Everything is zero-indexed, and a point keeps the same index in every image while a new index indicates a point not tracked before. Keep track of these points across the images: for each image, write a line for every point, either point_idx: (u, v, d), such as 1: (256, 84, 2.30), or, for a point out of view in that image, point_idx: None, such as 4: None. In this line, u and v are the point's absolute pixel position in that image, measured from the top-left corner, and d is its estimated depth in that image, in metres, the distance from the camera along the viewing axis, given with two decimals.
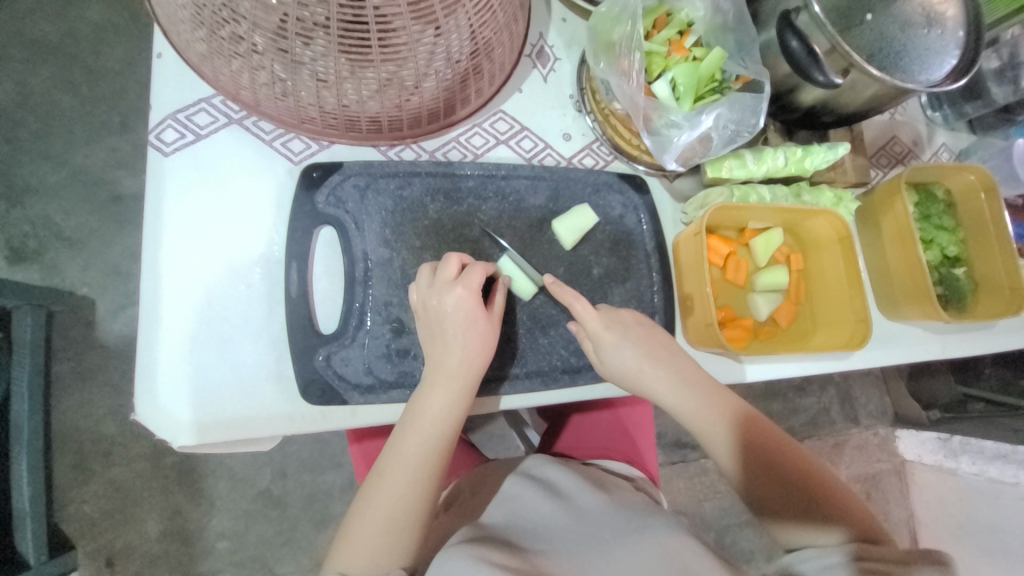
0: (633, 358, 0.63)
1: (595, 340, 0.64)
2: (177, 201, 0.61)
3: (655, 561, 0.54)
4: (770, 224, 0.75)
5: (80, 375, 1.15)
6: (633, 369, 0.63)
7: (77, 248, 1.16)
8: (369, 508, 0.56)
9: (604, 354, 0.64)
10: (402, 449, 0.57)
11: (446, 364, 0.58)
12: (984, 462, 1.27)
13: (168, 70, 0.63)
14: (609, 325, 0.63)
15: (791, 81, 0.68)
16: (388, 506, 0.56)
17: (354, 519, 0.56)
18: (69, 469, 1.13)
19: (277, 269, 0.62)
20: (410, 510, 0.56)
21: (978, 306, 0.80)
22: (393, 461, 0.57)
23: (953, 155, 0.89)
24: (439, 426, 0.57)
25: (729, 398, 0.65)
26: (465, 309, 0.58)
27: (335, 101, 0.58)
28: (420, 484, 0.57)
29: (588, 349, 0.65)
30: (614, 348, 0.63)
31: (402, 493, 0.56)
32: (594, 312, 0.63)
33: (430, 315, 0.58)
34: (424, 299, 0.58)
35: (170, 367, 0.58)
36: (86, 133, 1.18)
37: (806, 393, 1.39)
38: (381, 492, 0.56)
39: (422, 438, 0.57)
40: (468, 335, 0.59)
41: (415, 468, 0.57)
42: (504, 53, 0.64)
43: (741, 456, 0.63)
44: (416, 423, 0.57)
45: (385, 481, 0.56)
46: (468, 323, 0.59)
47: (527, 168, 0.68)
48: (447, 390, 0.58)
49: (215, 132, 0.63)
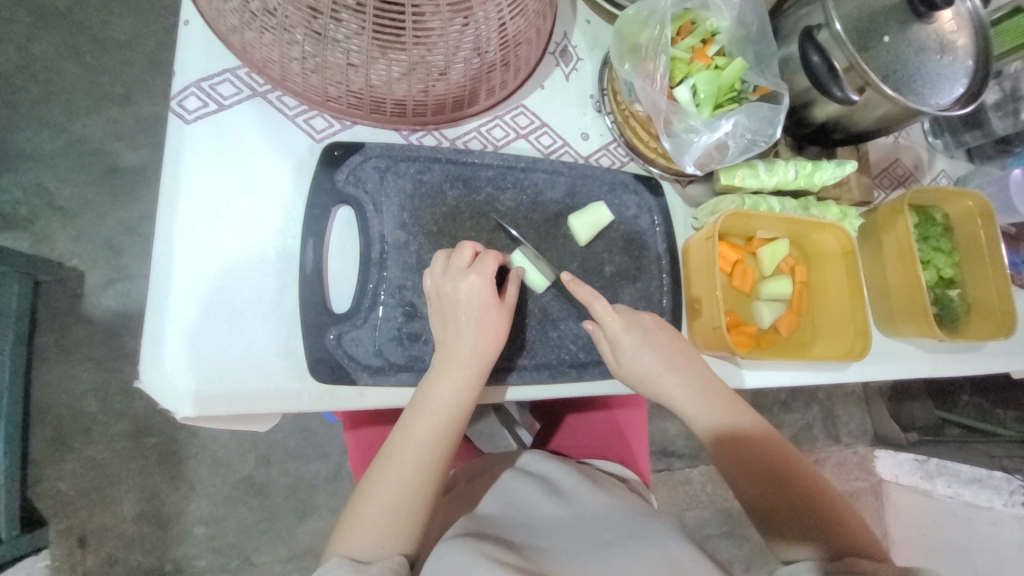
0: (649, 360, 0.64)
1: (611, 339, 0.64)
2: (195, 169, 0.60)
3: (653, 563, 0.54)
4: (776, 235, 0.76)
5: (65, 348, 1.12)
6: (649, 370, 0.64)
7: (70, 219, 1.14)
8: (375, 491, 0.55)
9: (621, 356, 0.64)
10: (410, 434, 0.57)
11: (457, 350, 0.58)
12: (959, 485, 1.32)
13: (193, 38, 0.63)
14: (629, 327, 0.64)
15: (807, 96, 0.69)
16: (394, 489, 0.55)
17: (359, 502, 0.56)
18: (46, 444, 1.09)
19: (293, 246, 0.61)
20: (416, 495, 0.56)
21: (969, 327, 0.82)
22: (401, 445, 0.57)
23: (951, 181, 0.92)
24: (448, 412, 0.57)
25: (732, 402, 0.66)
26: (479, 297, 0.58)
27: (362, 81, 0.58)
28: (426, 469, 0.56)
29: (605, 351, 0.65)
30: (631, 349, 0.64)
31: (408, 476, 0.56)
32: (607, 307, 0.64)
33: (443, 301, 0.58)
34: (437, 285, 0.58)
35: (177, 336, 0.57)
36: (87, 102, 1.16)
37: (791, 408, 1.42)
38: (388, 476, 0.56)
39: (430, 424, 0.57)
40: (480, 322, 0.59)
41: (423, 453, 0.56)
42: (530, 48, 0.65)
43: (738, 458, 0.63)
44: (426, 408, 0.57)
45: (392, 464, 0.56)
46: (482, 311, 0.59)
47: (547, 163, 0.68)
48: (458, 377, 0.58)
49: (237, 103, 0.62)
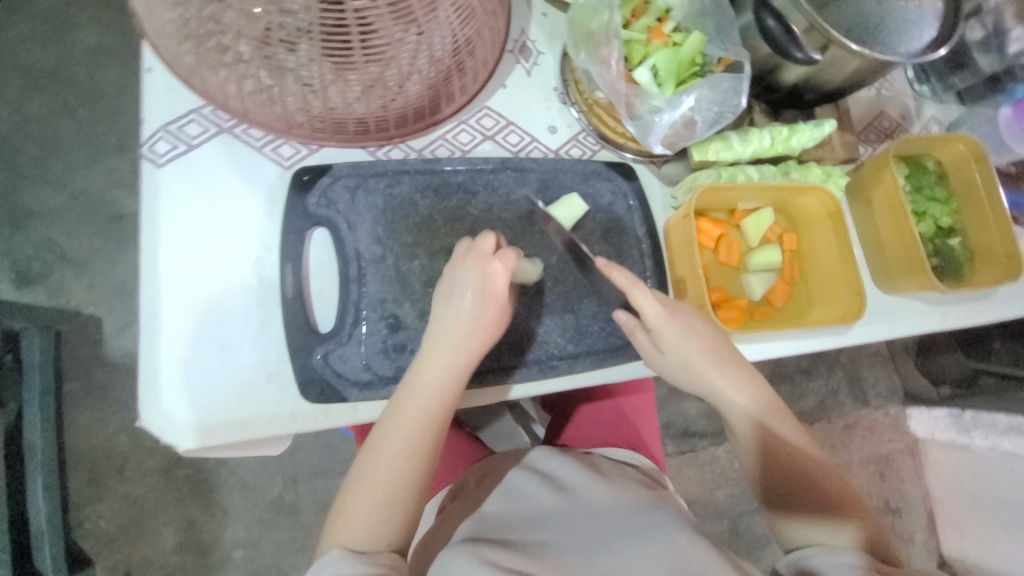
0: (695, 351, 0.64)
1: (648, 330, 0.65)
2: (174, 210, 0.62)
3: (655, 560, 0.55)
4: (760, 204, 0.75)
5: (91, 393, 1.16)
6: (687, 359, 0.64)
7: (81, 269, 1.18)
8: (366, 482, 0.57)
9: (661, 348, 0.65)
10: (400, 423, 0.57)
11: (452, 339, 0.58)
12: (996, 437, 1.21)
13: (157, 82, 0.65)
14: (674, 318, 0.64)
15: (773, 61, 0.68)
16: (384, 479, 0.57)
17: (351, 493, 0.57)
18: (85, 485, 1.15)
19: (272, 273, 0.63)
20: (407, 483, 0.57)
21: (974, 275, 0.80)
22: (391, 436, 0.57)
23: (943, 127, 0.89)
24: (436, 401, 0.58)
25: (770, 394, 0.68)
26: (485, 288, 0.58)
27: (322, 105, 0.59)
28: (413, 458, 0.57)
29: (641, 339, 0.66)
30: (674, 339, 0.64)
31: (397, 466, 0.57)
32: (647, 295, 0.63)
33: (447, 288, 0.59)
34: (452, 273, 0.59)
35: (171, 373, 0.58)
36: (86, 154, 1.21)
37: (812, 375, 1.39)
38: (379, 465, 0.57)
39: (418, 414, 0.58)
40: (481, 311, 0.59)
41: (412, 443, 0.57)
42: (486, 49, 0.65)
43: (775, 458, 0.66)
44: (415, 399, 0.58)
45: (381, 455, 0.57)
46: (483, 306, 0.59)
47: (515, 161, 0.69)
48: (447, 369, 0.58)
49: (205, 142, 0.64)
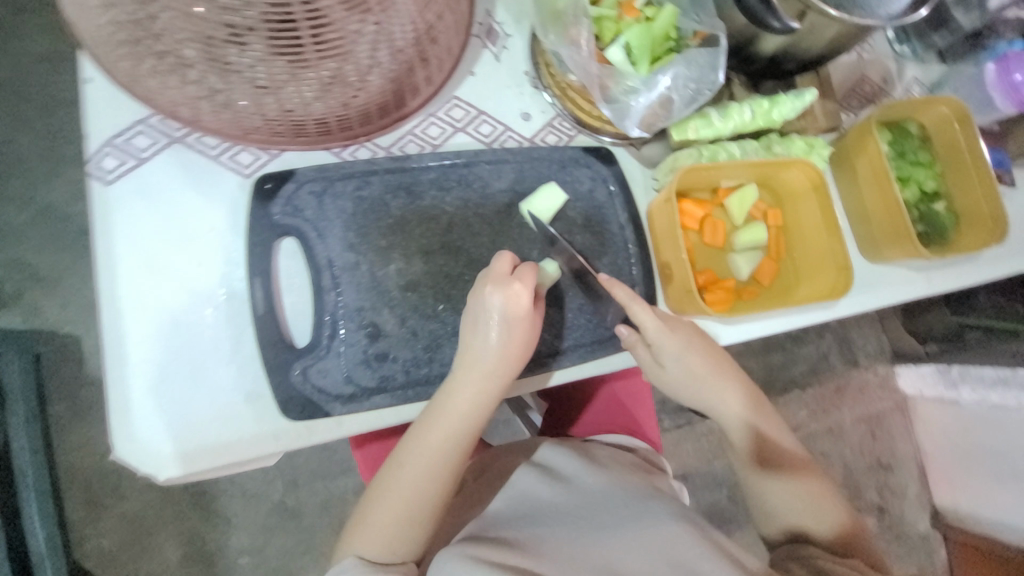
0: (693, 364, 0.66)
1: (649, 345, 0.66)
2: (129, 230, 0.59)
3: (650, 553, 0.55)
4: (743, 180, 0.73)
5: (78, 413, 1.14)
6: (686, 372, 0.66)
7: (52, 288, 1.14)
8: (388, 496, 0.57)
9: (661, 361, 0.66)
10: (427, 441, 0.57)
11: (481, 361, 0.57)
12: (985, 389, 1.21)
13: (99, 92, 0.60)
14: (674, 333, 0.65)
15: (749, 31, 0.65)
16: (406, 495, 0.56)
17: (372, 505, 0.57)
18: (82, 506, 1.13)
19: (241, 289, 0.60)
20: (428, 500, 0.57)
21: (960, 239, 0.79)
22: (416, 453, 0.57)
23: (925, 89, 0.87)
24: (464, 422, 0.58)
25: (766, 406, 0.72)
26: (514, 309, 0.56)
27: (277, 107, 0.55)
28: (435, 476, 0.57)
29: (642, 353, 0.67)
30: (674, 353, 0.65)
31: (419, 483, 0.57)
32: (645, 309, 0.63)
33: (476, 307, 0.57)
34: (478, 290, 0.57)
35: (143, 401, 0.56)
36: (45, 167, 1.15)
37: (803, 342, 1.40)
38: (403, 481, 0.57)
39: (445, 433, 0.57)
40: (510, 332, 0.57)
41: (437, 462, 0.57)
42: (449, 36, 0.61)
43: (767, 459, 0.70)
44: (443, 418, 0.57)
45: (405, 471, 0.57)
46: (513, 328, 0.57)
47: (489, 153, 0.66)
48: (477, 391, 0.58)
49: (156, 154, 0.61)
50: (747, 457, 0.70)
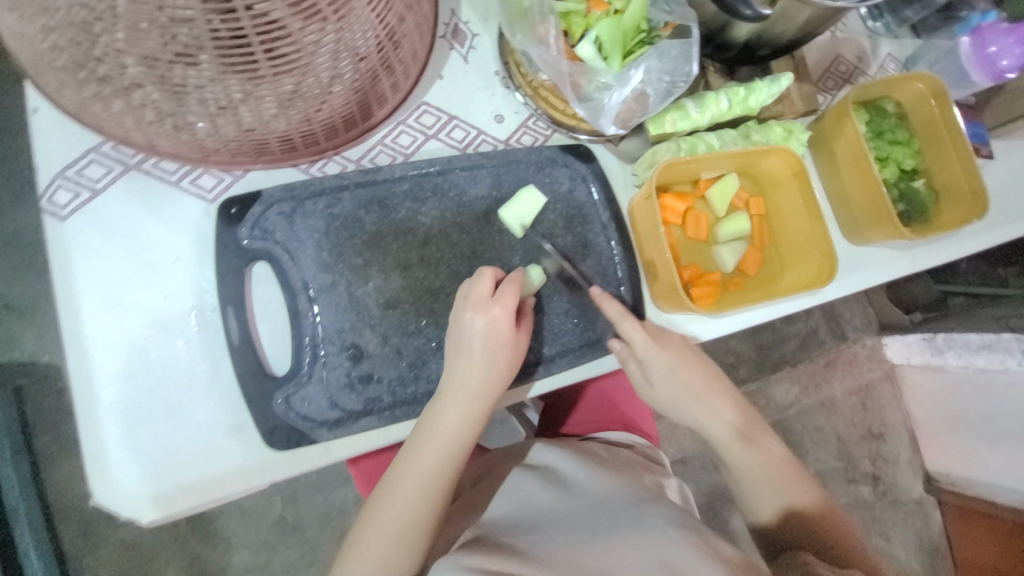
0: (683, 383, 0.67)
1: (640, 360, 0.66)
2: (90, 266, 0.57)
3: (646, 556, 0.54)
4: (723, 171, 0.72)
5: (64, 444, 1.11)
6: (676, 393, 0.67)
7: (26, 318, 1.10)
8: (380, 518, 0.56)
9: (652, 377, 0.66)
10: (418, 460, 0.56)
11: (469, 380, 0.56)
12: (970, 355, 1.23)
13: (47, 121, 0.57)
14: (664, 351, 0.65)
15: (722, 17, 0.64)
16: (398, 516, 0.55)
17: (364, 528, 0.56)
18: (77, 538, 1.10)
19: (214, 318, 0.58)
20: (421, 520, 0.56)
21: (941, 215, 0.79)
22: (407, 474, 0.56)
23: (899, 65, 0.86)
24: (455, 439, 0.57)
25: (755, 417, 0.73)
26: (498, 329, 0.56)
27: (235, 127, 0.52)
28: (428, 496, 0.56)
29: (633, 368, 0.67)
30: (662, 372, 0.66)
31: (412, 504, 0.56)
32: (636, 327, 0.63)
33: (459, 327, 0.57)
34: (459, 309, 0.57)
35: (119, 444, 0.54)
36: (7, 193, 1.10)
37: (793, 320, 1.41)
38: (395, 503, 0.56)
39: (437, 452, 0.56)
40: (495, 356, 0.57)
41: (428, 482, 0.56)
42: (413, 40, 0.59)
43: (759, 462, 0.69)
44: (433, 438, 0.56)
45: (396, 493, 0.56)
46: (495, 351, 0.57)
47: (463, 160, 0.64)
48: (467, 407, 0.57)
49: (111, 184, 0.58)
50: (737, 463, 0.70)
